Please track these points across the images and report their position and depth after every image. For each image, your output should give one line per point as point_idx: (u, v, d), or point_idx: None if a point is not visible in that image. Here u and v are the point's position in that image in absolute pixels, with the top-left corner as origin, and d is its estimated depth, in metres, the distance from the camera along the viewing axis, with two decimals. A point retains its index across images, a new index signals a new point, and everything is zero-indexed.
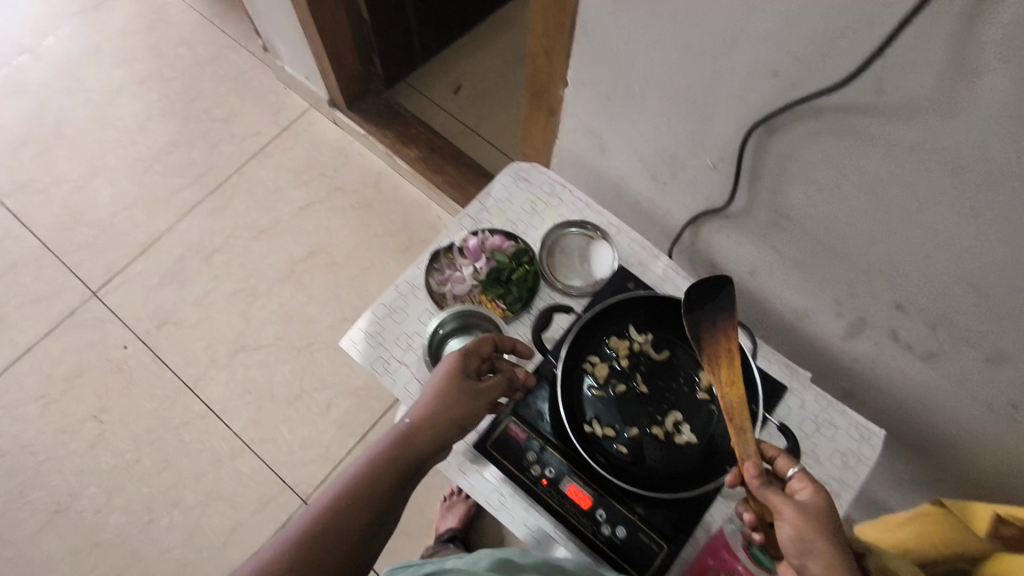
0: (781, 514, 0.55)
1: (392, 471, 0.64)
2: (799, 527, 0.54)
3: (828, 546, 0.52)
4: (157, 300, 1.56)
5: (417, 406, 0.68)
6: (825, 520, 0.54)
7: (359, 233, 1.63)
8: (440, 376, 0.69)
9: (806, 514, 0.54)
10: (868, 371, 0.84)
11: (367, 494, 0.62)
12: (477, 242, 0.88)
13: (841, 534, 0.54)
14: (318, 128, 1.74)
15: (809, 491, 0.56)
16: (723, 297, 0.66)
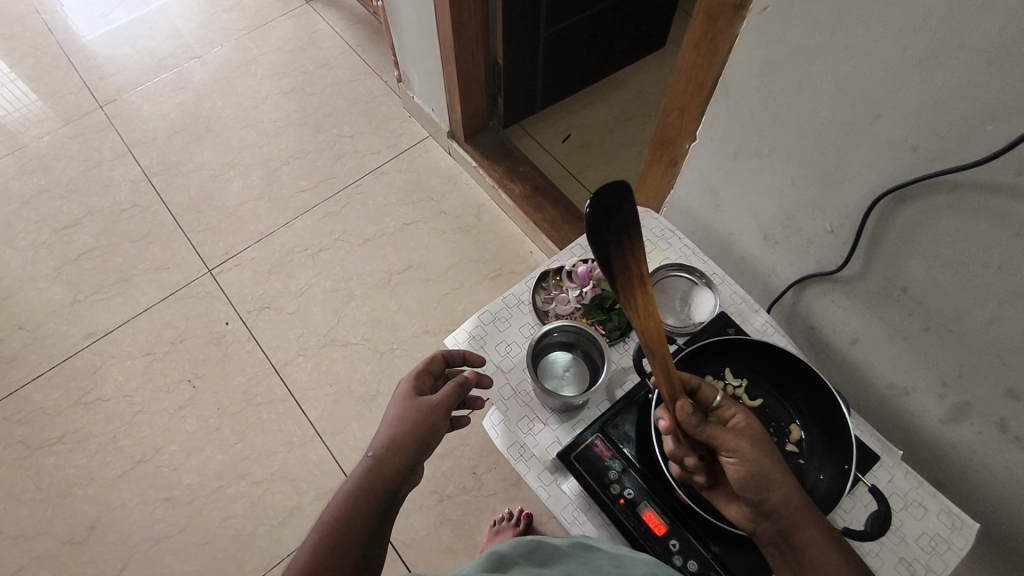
0: (734, 453, 0.62)
1: (371, 489, 0.69)
2: (752, 461, 0.62)
3: (775, 470, 0.62)
4: (264, 286, 1.69)
5: (380, 431, 0.74)
6: (760, 443, 0.63)
7: (455, 255, 1.72)
8: (396, 405, 0.76)
9: (754, 444, 0.62)
10: (966, 461, 0.83)
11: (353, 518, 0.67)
12: (586, 269, 0.93)
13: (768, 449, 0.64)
14: (433, 155, 1.88)
15: (740, 419, 0.64)
16: (625, 211, 0.54)
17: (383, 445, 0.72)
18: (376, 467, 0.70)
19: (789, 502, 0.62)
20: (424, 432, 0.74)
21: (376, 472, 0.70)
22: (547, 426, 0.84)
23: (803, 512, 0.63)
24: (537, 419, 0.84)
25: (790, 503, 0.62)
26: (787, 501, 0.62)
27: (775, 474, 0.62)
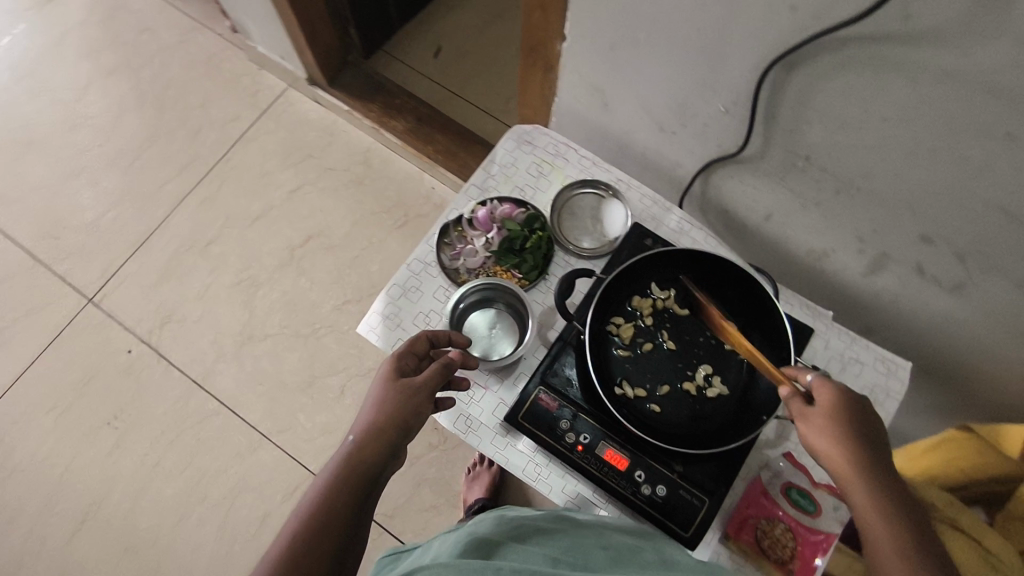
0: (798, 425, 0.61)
1: (350, 487, 0.63)
2: (815, 437, 0.59)
3: (851, 456, 0.57)
4: (157, 299, 1.53)
5: (361, 419, 0.67)
6: (841, 425, 0.58)
7: (354, 212, 1.59)
8: (379, 387, 0.69)
9: (826, 422, 0.59)
10: (892, 303, 0.86)
11: (330, 520, 0.61)
12: (487, 212, 0.85)
13: (865, 438, 0.59)
14: (299, 107, 1.69)
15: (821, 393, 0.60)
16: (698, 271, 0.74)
17: (362, 437, 0.65)
18: (354, 462, 0.64)
19: (862, 497, 0.57)
20: (405, 418, 0.67)
21: (354, 467, 0.64)
22: (489, 389, 0.79)
23: (886, 518, 0.55)
24: (477, 385, 0.79)
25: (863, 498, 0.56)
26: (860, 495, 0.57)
27: (844, 460, 0.57)
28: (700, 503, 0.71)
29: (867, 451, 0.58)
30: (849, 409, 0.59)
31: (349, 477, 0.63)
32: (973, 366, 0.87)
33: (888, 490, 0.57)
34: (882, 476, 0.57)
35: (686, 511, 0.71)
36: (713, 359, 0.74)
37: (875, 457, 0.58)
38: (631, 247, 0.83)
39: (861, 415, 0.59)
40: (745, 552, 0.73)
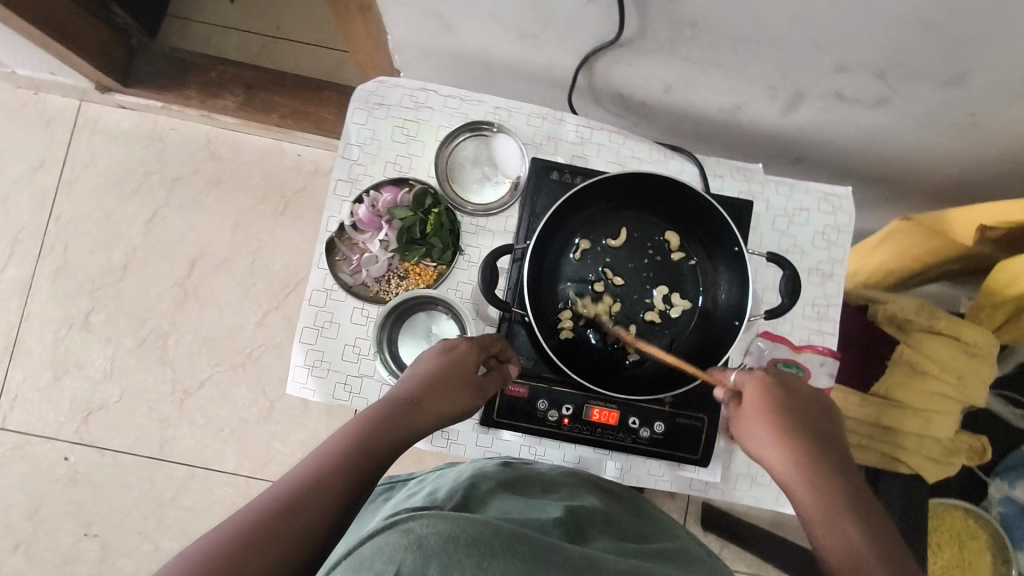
0: (741, 430, 0.61)
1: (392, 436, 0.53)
2: (753, 437, 0.59)
3: (793, 453, 0.56)
4: (64, 395, 1.35)
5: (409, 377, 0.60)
6: (778, 421, 0.58)
7: (229, 216, 1.40)
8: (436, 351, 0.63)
9: (760, 417, 0.59)
10: (816, 132, 0.80)
11: (362, 457, 0.50)
12: (369, 208, 0.72)
13: (810, 436, 0.58)
14: (108, 121, 1.41)
15: (752, 388, 0.61)
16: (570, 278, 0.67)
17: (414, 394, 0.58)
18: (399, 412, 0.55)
19: (804, 490, 0.54)
20: (455, 412, 0.60)
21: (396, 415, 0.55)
22: None
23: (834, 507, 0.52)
24: None
25: (807, 490, 0.54)
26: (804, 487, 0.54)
27: (783, 454, 0.56)
28: (700, 423, 0.69)
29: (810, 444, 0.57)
30: (785, 406, 0.59)
31: (392, 429, 0.54)
32: (907, 163, 0.84)
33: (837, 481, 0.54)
34: (830, 471, 0.55)
35: (689, 436, 0.69)
36: (666, 278, 0.69)
37: (823, 453, 0.57)
38: (537, 185, 0.72)
39: (803, 413, 0.59)
40: None
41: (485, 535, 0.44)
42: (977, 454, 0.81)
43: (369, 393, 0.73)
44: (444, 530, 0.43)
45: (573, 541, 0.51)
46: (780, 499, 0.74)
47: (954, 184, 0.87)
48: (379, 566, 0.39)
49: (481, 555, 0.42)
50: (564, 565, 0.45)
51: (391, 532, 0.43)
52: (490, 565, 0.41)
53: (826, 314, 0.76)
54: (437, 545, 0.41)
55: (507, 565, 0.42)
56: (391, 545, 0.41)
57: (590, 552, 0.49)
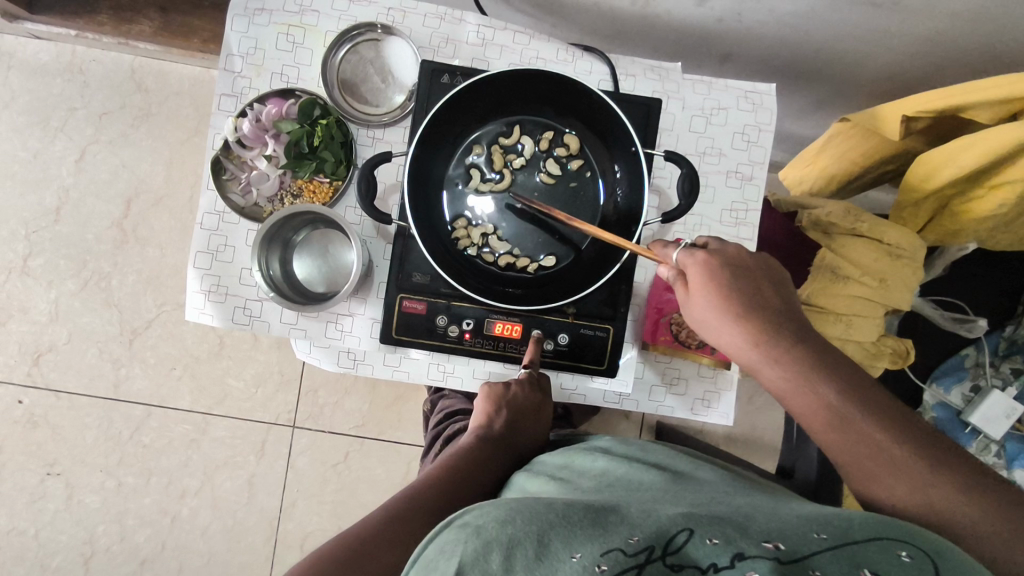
0: (689, 314, 0.58)
1: (479, 471, 0.61)
2: (707, 323, 0.56)
3: (754, 346, 0.54)
4: (12, 339, 1.34)
5: (482, 414, 0.66)
6: (727, 305, 0.55)
7: (162, 150, 1.35)
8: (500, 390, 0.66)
9: (709, 303, 0.56)
10: (737, 23, 0.75)
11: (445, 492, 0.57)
12: (252, 122, 0.67)
13: (763, 312, 0.54)
14: (25, 53, 1.33)
15: (695, 272, 0.56)
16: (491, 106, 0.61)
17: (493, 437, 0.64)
18: (483, 455, 0.63)
19: (781, 383, 0.53)
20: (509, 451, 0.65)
21: (480, 456, 0.63)
22: (356, 314, 0.71)
23: (819, 401, 0.51)
24: (341, 317, 0.71)
25: (776, 373, 0.53)
26: (781, 377, 0.53)
27: (736, 341, 0.55)
28: (605, 333, 0.67)
29: (766, 323, 0.54)
30: (732, 284, 0.55)
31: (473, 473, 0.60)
32: (838, 56, 0.80)
33: (807, 363, 0.52)
34: (795, 350, 0.53)
35: (595, 347, 0.67)
36: (564, 180, 0.66)
37: (778, 335, 0.54)
38: (428, 90, 0.66)
39: (749, 284, 0.55)
40: (665, 351, 0.71)
41: (538, 509, 0.41)
42: (900, 357, 0.78)
43: (270, 317, 0.71)
44: (498, 516, 0.41)
45: (641, 494, 0.48)
46: (695, 408, 0.73)
47: (887, 77, 0.83)
48: (442, 566, 0.39)
49: (538, 532, 0.39)
50: (624, 521, 0.40)
51: (449, 531, 0.42)
52: (550, 539, 0.39)
53: (745, 219, 0.73)
54: (493, 528, 0.40)
55: (563, 535, 0.39)
56: (451, 542, 0.40)
57: (648, 507, 0.43)
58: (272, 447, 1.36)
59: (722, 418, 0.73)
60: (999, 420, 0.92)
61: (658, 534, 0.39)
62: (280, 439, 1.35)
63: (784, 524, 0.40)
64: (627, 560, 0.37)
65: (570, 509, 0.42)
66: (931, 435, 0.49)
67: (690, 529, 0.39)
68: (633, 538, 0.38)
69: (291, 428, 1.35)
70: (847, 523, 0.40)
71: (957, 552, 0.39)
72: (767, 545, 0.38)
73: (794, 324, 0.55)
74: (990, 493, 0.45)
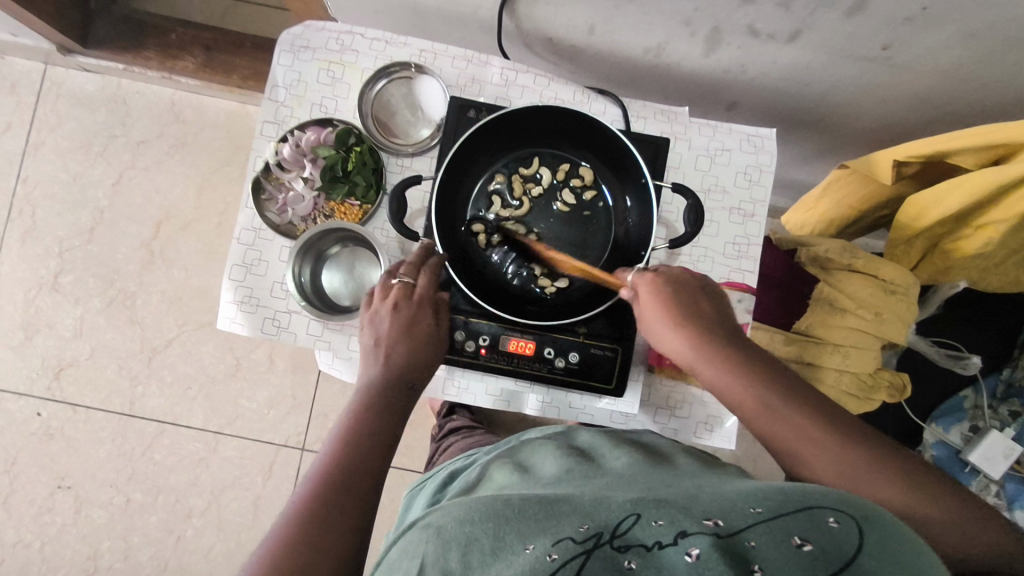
0: (644, 328, 0.63)
1: (393, 409, 0.60)
2: (658, 336, 0.61)
3: (697, 348, 0.58)
4: (36, 352, 1.38)
5: (370, 352, 0.62)
6: (672, 316, 0.60)
7: (195, 177, 1.42)
8: (383, 321, 0.63)
9: (657, 316, 0.61)
10: (740, 73, 0.81)
11: (374, 432, 0.57)
12: (292, 147, 0.73)
13: (704, 324, 0.59)
14: (73, 84, 1.42)
15: (644, 289, 0.62)
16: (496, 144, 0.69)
17: (395, 373, 0.62)
18: (392, 390, 0.61)
19: (721, 389, 0.56)
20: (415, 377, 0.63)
21: (389, 394, 0.61)
22: None
23: (754, 399, 0.54)
24: None
25: (717, 379, 0.57)
26: (720, 383, 0.56)
27: (681, 347, 0.59)
28: (614, 353, 0.71)
29: (705, 333, 0.59)
30: (676, 299, 0.60)
31: (384, 412, 0.59)
32: (835, 106, 0.86)
33: (741, 369, 0.56)
34: (731, 356, 0.57)
35: (603, 366, 0.71)
36: (576, 209, 0.72)
37: (718, 341, 0.58)
38: (456, 123, 0.73)
39: (691, 296, 0.61)
40: (671, 374, 0.75)
41: (496, 507, 0.46)
42: (898, 391, 0.81)
43: (297, 328, 0.75)
44: (459, 517, 0.46)
45: (591, 479, 0.51)
46: (698, 431, 0.76)
47: (882, 126, 0.88)
48: (409, 565, 0.44)
49: (496, 527, 0.44)
50: (576, 510, 0.44)
51: (418, 535, 0.48)
52: (509, 533, 0.43)
53: (747, 252, 0.78)
54: (456, 529, 0.45)
55: (518, 529, 0.43)
56: (418, 546, 0.46)
57: (602, 493, 0.46)
58: (280, 469, 1.37)
59: (725, 441, 0.76)
60: (996, 460, 0.93)
61: (602, 521, 0.42)
62: (288, 461, 1.37)
63: (724, 503, 0.43)
64: (577, 545, 0.40)
65: (528, 503, 0.46)
66: (859, 424, 0.53)
67: (637, 514, 0.42)
68: (582, 527, 0.41)
69: (300, 451, 1.37)
70: (786, 495, 0.43)
71: (887, 518, 0.42)
72: (707, 522, 0.40)
73: (729, 335, 0.59)
74: (912, 478, 0.49)
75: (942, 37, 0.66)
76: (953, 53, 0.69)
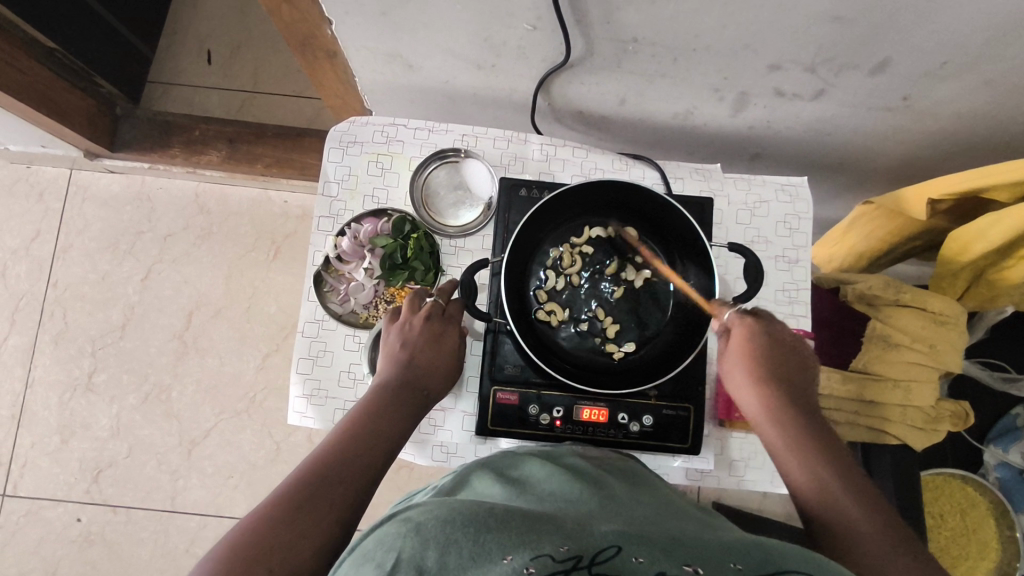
0: (722, 368, 0.67)
1: (402, 412, 0.61)
2: (736, 386, 0.64)
3: (765, 393, 0.62)
4: (73, 456, 1.35)
5: (393, 353, 0.66)
6: (752, 362, 0.63)
7: (223, 264, 1.43)
8: (413, 328, 0.68)
9: (738, 361, 0.64)
10: (766, 127, 0.85)
11: (382, 432, 0.58)
12: (351, 240, 0.75)
13: (780, 377, 0.62)
14: (99, 185, 1.44)
15: (735, 338, 0.65)
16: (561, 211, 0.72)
17: (411, 377, 0.64)
18: (404, 393, 0.63)
19: (777, 443, 0.58)
20: (431, 383, 0.66)
21: (402, 395, 0.63)
22: (448, 409, 0.76)
23: (800, 454, 0.57)
24: (434, 413, 0.75)
25: (774, 433, 0.59)
26: (775, 435, 0.59)
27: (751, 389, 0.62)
28: (686, 413, 0.72)
29: (782, 394, 0.61)
30: (760, 349, 0.64)
31: (397, 408, 0.61)
32: (858, 149, 0.89)
33: (801, 430, 0.58)
34: (797, 420, 0.59)
35: (677, 426, 0.72)
36: (638, 271, 0.74)
37: (790, 395, 0.61)
38: (507, 202, 0.77)
39: (781, 359, 0.63)
40: (742, 428, 0.75)
41: (476, 512, 0.39)
42: (961, 420, 0.81)
43: None
44: (442, 514, 0.40)
45: (574, 503, 0.47)
46: (775, 480, 0.76)
47: (903, 163, 0.92)
48: (380, 560, 0.37)
49: (475, 531, 0.38)
50: (557, 530, 0.39)
51: (391, 525, 0.40)
52: (484, 540, 0.37)
53: (797, 298, 0.79)
54: (436, 526, 0.38)
55: (498, 537, 0.37)
56: (392, 535, 0.39)
57: (586, 521, 0.42)
58: None
59: None
60: None
61: (585, 546, 0.37)
62: None
63: (710, 547, 0.39)
64: (555, 564, 0.35)
65: (510, 514, 0.40)
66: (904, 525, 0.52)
67: (618, 547, 0.38)
68: (563, 547, 0.37)
69: None
70: (769, 555, 0.39)
71: None
72: (687, 568, 0.37)
73: (806, 409, 0.61)
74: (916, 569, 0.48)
75: (961, 85, 0.70)
76: (973, 98, 0.73)
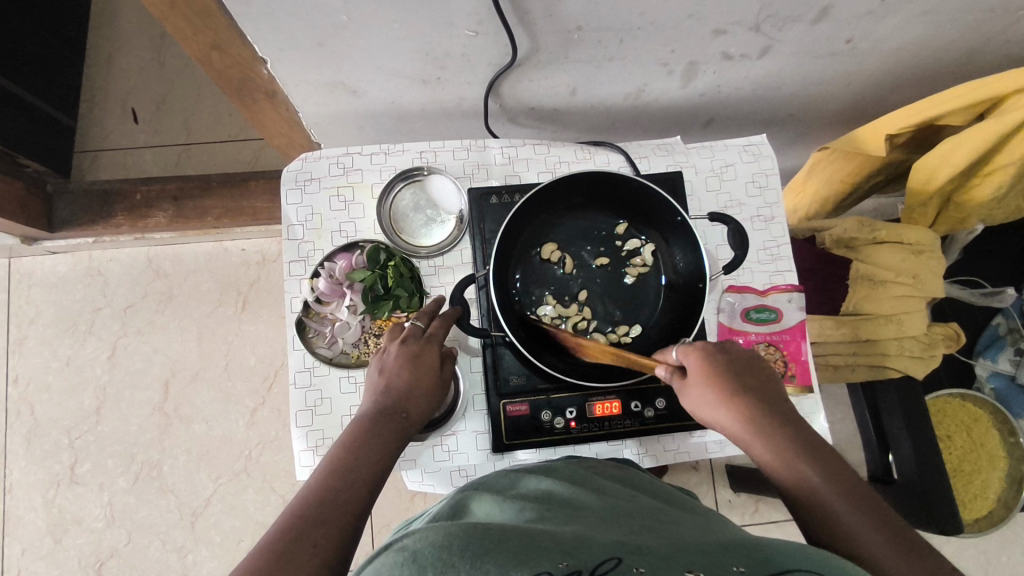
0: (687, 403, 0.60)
1: (385, 444, 0.55)
2: (704, 410, 0.58)
3: (740, 417, 0.55)
4: (70, 555, 1.28)
5: (371, 383, 0.60)
6: (721, 390, 0.57)
7: (190, 325, 1.37)
8: (389, 353, 0.61)
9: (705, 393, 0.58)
10: (716, 92, 0.85)
11: (369, 460, 0.52)
12: (327, 280, 0.71)
13: (751, 399, 0.56)
14: (43, 270, 1.37)
15: (691, 368, 0.59)
16: (530, 215, 0.71)
17: (389, 404, 0.57)
18: (383, 421, 0.56)
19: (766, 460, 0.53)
20: (417, 401, 0.59)
21: (382, 425, 0.56)
22: (459, 431, 0.73)
23: (795, 480, 0.51)
24: (445, 438, 0.73)
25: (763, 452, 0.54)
26: (761, 451, 0.54)
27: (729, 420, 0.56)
28: None
29: (760, 407, 0.56)
30: (725, 371, 0.58)
31: (382, 436, 0.55)
32: (807, 98, 0.90)
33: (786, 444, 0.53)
34: (781, 439, 0.53)
35: None
36: (632, 260, 0.74)
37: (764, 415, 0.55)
38: (480, 211, 0.75)
39: (744, 377, 0.58)
40: None
41: (475, 533, 0.37)
42: (953, 340, 0.83)
43: None
44: (440, 538, 0.37)
45: (570, 515, 0.44)
46: None
47: (849, 104, 0.93)
48: None
49: (472, 555, 0.35)
50: (556, 546, 0.37)
51: (384, 555, 0.37)
52: (483, 564, 0.34)
53: (779, 254, 0.80)
54: (437, 552, 0.35)
55: (498, 559, 0.35)
56: (389, 564, 0.35)
57: (583, 533, 0.40)
58: None
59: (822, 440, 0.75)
60: None
61: (583, 560, 0.36)
62: None
63: (704, 554, 0.38)
64: None
65: (507, 535, 0.38)
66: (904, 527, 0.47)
67: (618, 558, 0.36)
68: (562, 563, 0.35)
69: None
70: (764, 553, 0.37)
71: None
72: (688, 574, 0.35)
73: (784, 420, 0.55)
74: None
75: (898, 20, 0.72)
76: (910, 31, 0.74)
